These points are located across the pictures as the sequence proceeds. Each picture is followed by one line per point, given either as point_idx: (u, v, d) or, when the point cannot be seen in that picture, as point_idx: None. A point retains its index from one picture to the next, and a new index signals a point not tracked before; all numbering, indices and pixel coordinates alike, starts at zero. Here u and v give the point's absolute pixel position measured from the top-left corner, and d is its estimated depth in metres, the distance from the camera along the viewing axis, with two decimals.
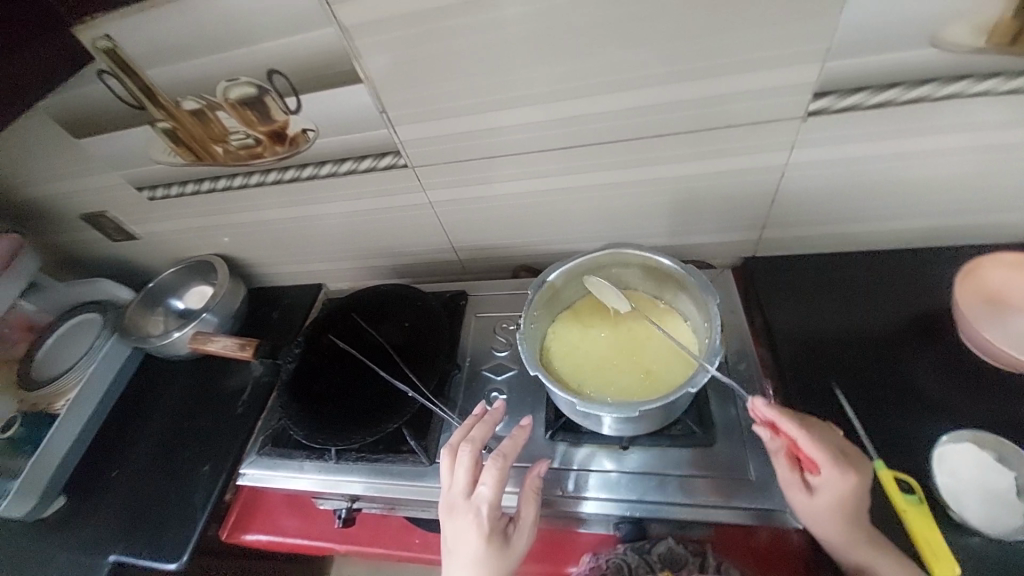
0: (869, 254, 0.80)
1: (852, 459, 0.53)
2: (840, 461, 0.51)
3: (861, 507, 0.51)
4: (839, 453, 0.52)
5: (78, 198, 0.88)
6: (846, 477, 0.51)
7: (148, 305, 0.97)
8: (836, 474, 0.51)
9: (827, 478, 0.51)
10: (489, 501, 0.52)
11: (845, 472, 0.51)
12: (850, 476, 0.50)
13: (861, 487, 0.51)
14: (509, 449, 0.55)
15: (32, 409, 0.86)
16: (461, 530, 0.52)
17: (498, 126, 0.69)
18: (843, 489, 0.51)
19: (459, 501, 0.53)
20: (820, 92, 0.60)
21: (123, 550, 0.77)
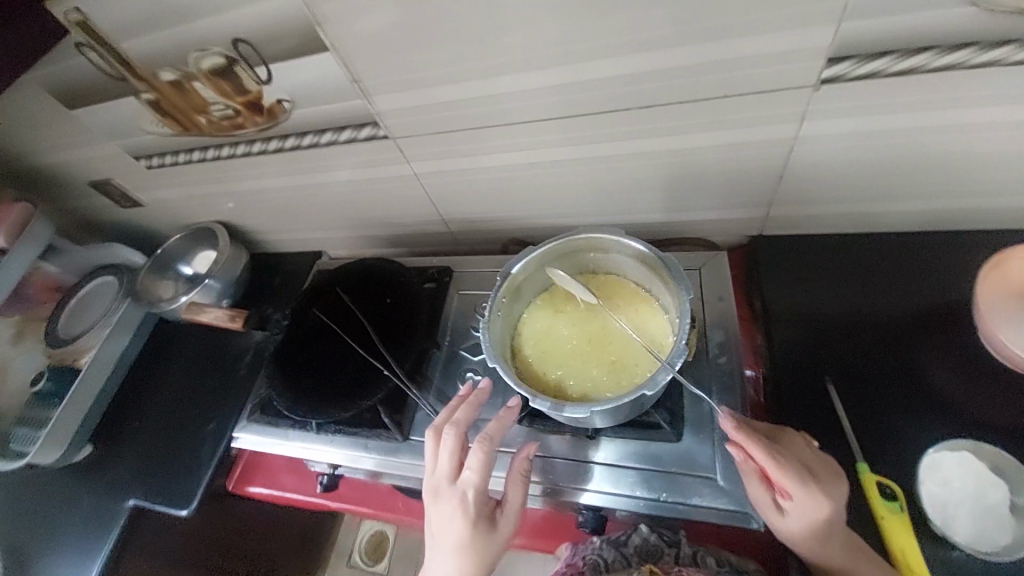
0: (890, 236, 0.72)
1: (823, 477, 0.51)
2: (808, 483, 0.50)
3: (838, 529, 0.50)
4: (809, 474, 0.51)
5: (84, 167, 0.90)
6: (818, 501, 0.49)
7: (159, 271, 1.02)
8: (807, 497, 0.49)
9: (798, 501, 0.50)
10: (474, 485, 0.52)
11: (814, 496, 0.49)
12: (820, 498, 0.49)
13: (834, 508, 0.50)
14: (495, 432, 0.54)
15: (60, 363, 0.95)
16: (445, 514, 0.51)
17: (476, 95, 0.64)
18: (816, 513, 0.49)
19: (443, 485, 0.53)
20: (836, 57, 0.52)
21: (141, 496, 0.85)
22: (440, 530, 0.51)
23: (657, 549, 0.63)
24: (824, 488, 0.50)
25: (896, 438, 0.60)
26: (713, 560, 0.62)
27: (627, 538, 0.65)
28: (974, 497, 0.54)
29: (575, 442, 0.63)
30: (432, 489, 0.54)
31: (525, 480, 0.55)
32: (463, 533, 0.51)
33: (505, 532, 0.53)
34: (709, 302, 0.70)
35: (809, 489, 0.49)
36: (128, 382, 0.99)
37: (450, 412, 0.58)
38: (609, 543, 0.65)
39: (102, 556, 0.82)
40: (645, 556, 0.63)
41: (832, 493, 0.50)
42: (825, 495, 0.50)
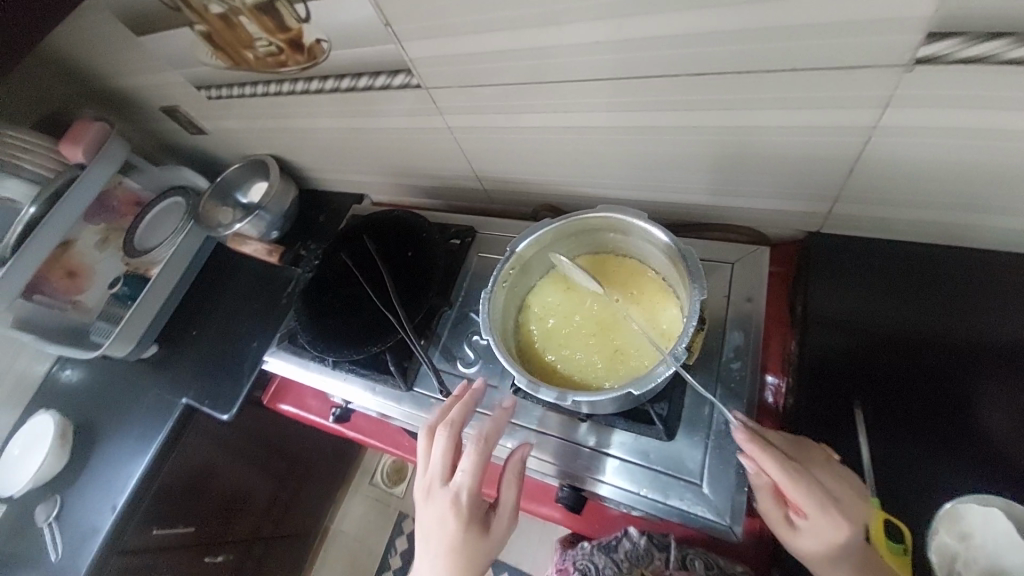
0: (978, 252, 0.62)
1: (846, 501, 0.48)
2: (828, 506, 0.47)
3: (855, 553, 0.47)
4: (827, 493, 0.48)
5: (154, 91, 0.96)
6: (834, 521, 0.46)
7: (219, 198, 1.08)
8: (825, 520, 0.46)
9: (815, 523, 0.47)
10: (467, 486, 0.53)
11: (834, 520, 0.46)
12: (840, 524, 0.46)
13: (853, 534, 0.47)
14: (489, 433, 0.54)
15: (135, 272, 1.07)
16: (437, 515, 0.53)
17: (509, 49, 0.60)
18: (833, 536, 0.46)
19: (437, 486, 0.54)
20: (938, 33, 0.42)
21: (192, 396, 0.98)
22: (433, 532, 0.52)
23: (647, 554, 0.64)
24: (847, 513, 0.47)
25: (913, 475, 0.55)
26: (700, 562, 0.62)
27: (618, 544, 0.67)
28: (991, 555, 0.50)
29: (565, 422, 0.62)
30: (425, 489, 0.55)
31: (518, 482, 0.56)
32: (455, 535, 0.51)
33: (497, 534, 0.53)
34: (736, 301, 0.64)
35: (828, 512, 0.46)
36: (190, 295, 1.11)
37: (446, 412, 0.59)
38: (600, 549, 0.67)
39: (159, 440, 0.96)
40: (635, 562, 0.65)
41: (853, 518, 0.47)
42: (846, 519, 0.46)
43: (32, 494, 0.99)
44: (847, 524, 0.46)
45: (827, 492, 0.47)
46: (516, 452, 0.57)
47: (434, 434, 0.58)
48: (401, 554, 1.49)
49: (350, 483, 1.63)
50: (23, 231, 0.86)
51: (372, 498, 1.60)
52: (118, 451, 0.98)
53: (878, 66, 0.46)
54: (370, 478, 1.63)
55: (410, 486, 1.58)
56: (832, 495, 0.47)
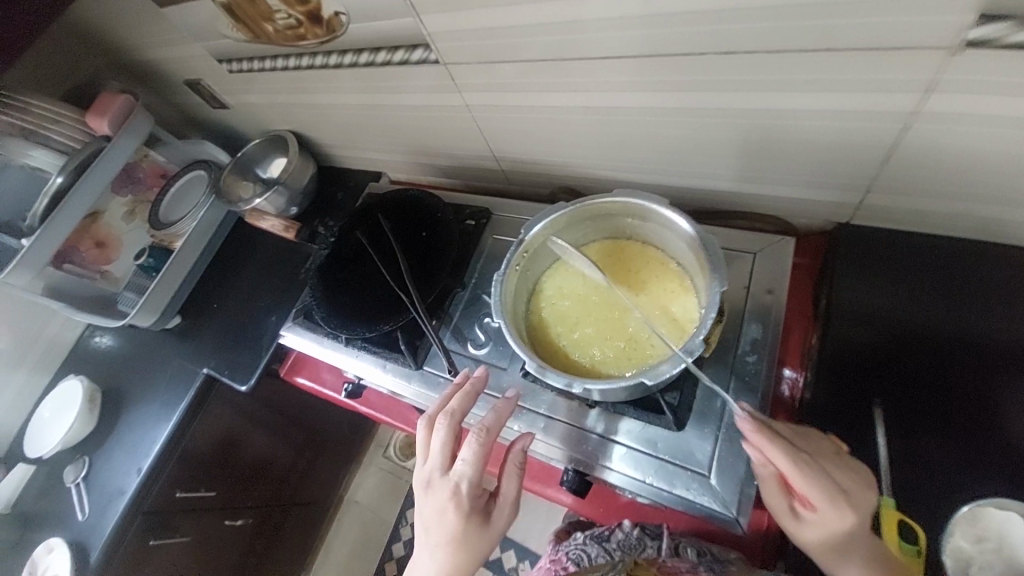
0: (1019, 248, 0.58)
1: (854, 490, 0.46)
2: (836, 497, 0.45)
3: (860, 544, 0.46)
4: (838, 485, 0.46)
5: (177, 64, 0.97)
6: (843, 515, 0.45)
7: (239, 173, 1.09)
8: (833, 512, 0.45)
9: (823, 515, 0.46)
10: (468, 478, 0.54)
11: (841, 510, 0.45)
12: (847, 513, 0.45)
13: (863, 525, 0.45)
14: (491, 424, 0.55)
15: (160, 244, 1.11)
16: (438, 506, 0.54)
17: (531, 23, 0.58)
18: (840, 528, 0.45)
19: (437, 477, 0.55)
20: (992, 13, 0.39)
21: (213, 366, 1.01)
22: (434, 522, 0.54)
23: (639, 544, 0.66)
24: (856, 504, 0.45)
25: (928, 472, 0.54)
26: (692, 550, 0.63)
27: (611, 534, 0.69)
28: (1005, 559, 0.49)
29: (571, 406, 0.62)
30: (425, 481, 0.56)
31: (518, 474, 0.57)
32: (456, 526, 0.53)
33: (497, 525, 0.55)
34: (754, 293, 0.62)
35: (836, 503, 0.45)
36: (212, 268, 1.14)
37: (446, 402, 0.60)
38: (594, 540, 0.70)
39: (182, 407, 1.00)
40: (628, 551, 0.66)
41: (863, 510, 0.46)
42: (855, 511, 0.45)
43: (66, 453, 1.05)
44: (856, 516, 0.45)
45: (835, 483, 0.46)
46: (517, 443, 0.58)
47: (434, 424, 0.59)
48: (411, 525, 1.53)
49: (363, 456, 1.68)
50: (48, 206, 0.89)
51: (384, 471, 1.64)
52: (143, 416, 1.02)
53: (924, 46, 0.43)
54: (383, 451, 1.67)
55: None
56: (839, 484, 0.46)
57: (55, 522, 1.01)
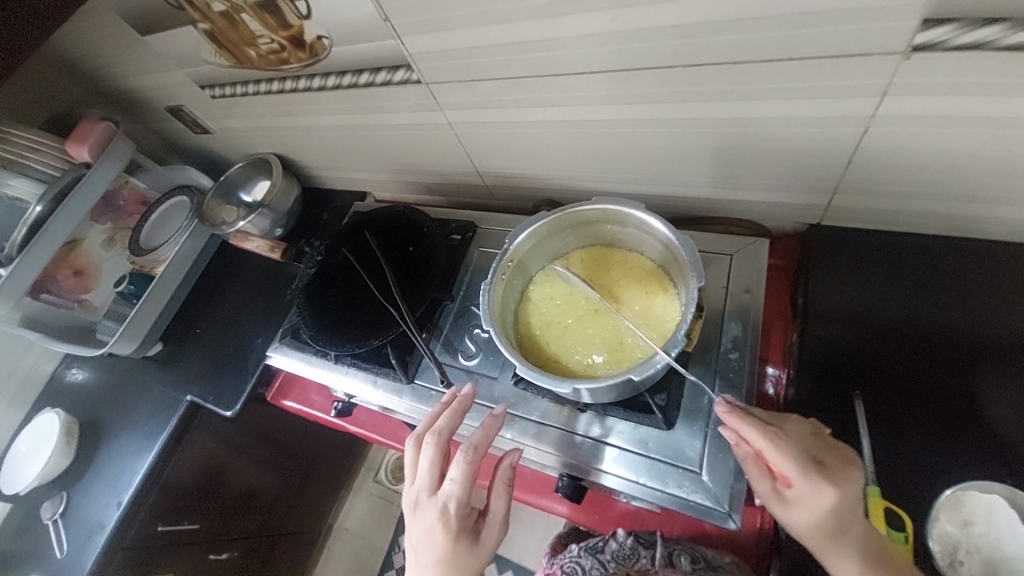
0: (976, 242, 0.62)
1: (835, 466, 0.45)
2: (811, 469, 0.45)
3: (846, 523, 0.44)
4: (815, 460, 0.45)
5: (160, 91, 0.98)
6: (819, 489, 0.44)
7: (223, 196, 1.09)
8: (810, 486, 0.44)
9: (800, 490, 0.45)
10: (455, 497, 0.54)
11: (819, 486, 0.44)
12: (829, 493, 0.44)
13: (854, 508, 0.44)
14: (479, 442, 0.56)
15: (142, 271, 1.09)
16: (426, 527, 0.54)
17: (509, 42, 0.60)
18: (820, 503, 0.44)
19: (425, 497, 0.56)
20: (934, 20, 0.42)
21: (197, 394, 0.98)
22: (423, 544, 0.54)
23: (633, 553, 0.66)
24: (842, 481, 0.44)
25: (911, 460, 0.55)
26: (686, 558, 0.63)
27: (605, 546, 0.69)
28: (992, 545, 0.50)
29: (564, 412, 0.62)
30: (414, 501, 0.56)
31: (507, 492, 0.57)
32: (445, 547, 0.53)
33: (488, 544, 0.55)
34: (737, 293, 0.65)
35: (811, 477, 0.44)
36: (194, 293, 1.12)
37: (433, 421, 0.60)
38: (588, 552, 0.70)
39: (164, 436, 0.97)
40: (622, 562, 0.66)
41: (851, 491, 0.45)
42: (832, 484, 0.44)
43: (42, 491, 1.01)
44: (839, 496, 0.44)
45: (816, 457, 0.46)
46: (506, 460, 0.58)
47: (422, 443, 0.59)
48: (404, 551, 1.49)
49: (354, 481, 1.64)
50: (26, 235, 0.87)
51: (376, 495, 1.60)
52: (124, 447, 0.99)
53: (878, 53, 0.46)
54: (374, 475, 1.63)
55: None
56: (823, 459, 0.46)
57: (29, 563, 0.96)
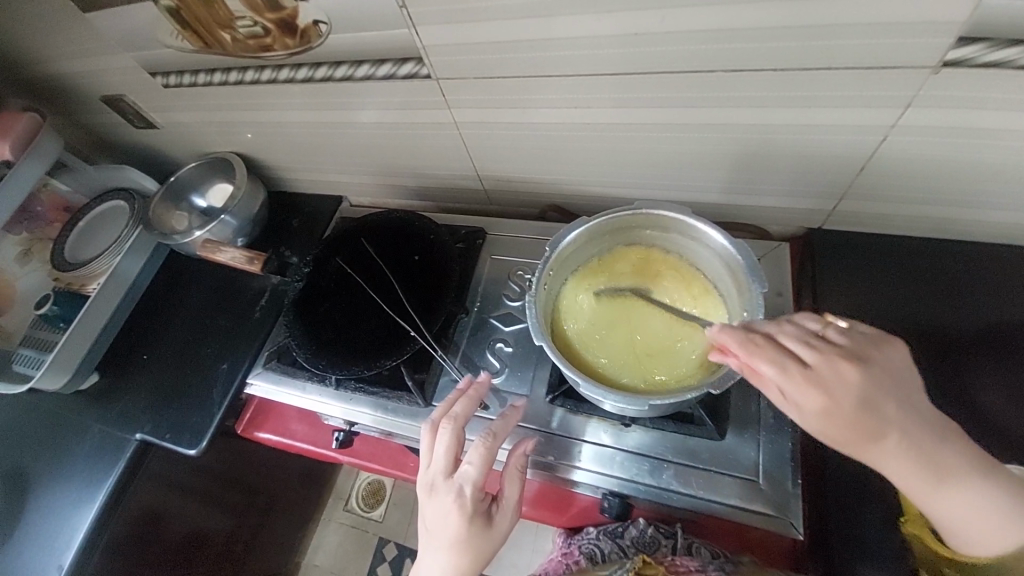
0: (955, 243, 0.68)
1: (816, 360, 0.43)
2: (792, 367, 0.43)
3: (845, 414, 0.41)
4: (795, 357, 0.43)
5: (98, 79, 0.84)
6: (805, 383, 0.42)
7: (171, 200, 0.96)
8: (795, 382, 0.42)
9: (787, 390, 0.43)
10: (472, 480, 0.52)
11: (803, 380, 0.42)
12: (815, 386, 0.42)
13: (847, 403, 0.41)
14: (499, 429, 0.55)
15: (67, 289, 0.92)
16: (441, 510, 0.51)
17: (539, 39, 0.56)
18: (810, 398, 0.42)
19: (440, 480, 0.53)
20: (970, 37, 0.45)
21: (148, 431, 0.84)
22: (437, 527, 0.51)
23: (654, 541, 0.67)
24: (824, 378, 0.42)
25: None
26: (708, 551, 0.63)
27: (625, 531, 0.70)
28: None
29: (610, 428, 0.61)
30: (428, 485, 0.53)
31: (520, 476, 0.56)
32: (460, 530, 0.51)
33: (502, 528, 0.53)
34: None
35: (794, 374, 0.42)
36: (138, 312, 0.96)
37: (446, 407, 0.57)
38: (607, 535, 0.70)
39: (109, 482, 0.82)
40: (642, 547, 0.67)
41: (846, 389, 0.42)
42: (816, 378, 0.42)
43: None
44: (824, 391, 0.41)
45: (792, 358, 0.43)
46: (520, 446, 0.57)
47: (436, 429, 0.55)
48: None
49: (321, 511, 1.50)
50: None
51: (347, 526, 1.47)
52: (50, 500, 0.82)
53: (912, 66, 0.48)
54: (344, 504, 1.50)
55: (389, 508, 1.48)
56: (801, 359, 0.43)
57: None
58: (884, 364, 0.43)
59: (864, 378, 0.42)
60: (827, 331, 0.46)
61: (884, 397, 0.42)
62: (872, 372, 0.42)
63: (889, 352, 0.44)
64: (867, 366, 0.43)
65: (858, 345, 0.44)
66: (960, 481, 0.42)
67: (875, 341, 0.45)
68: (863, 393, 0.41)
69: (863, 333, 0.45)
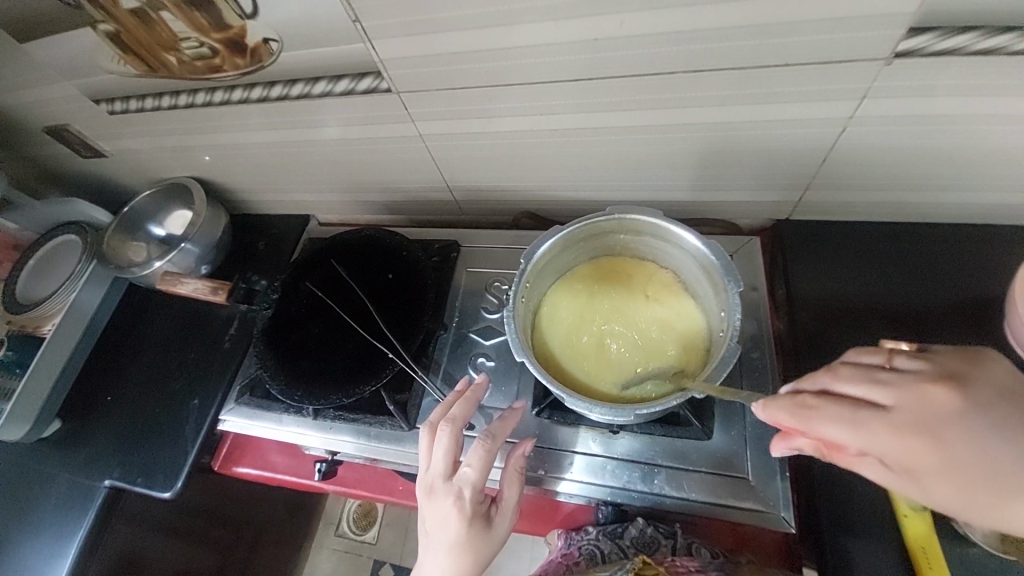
0: (914, 226, 0.70)
1: (900, 402, 0.37)
2: (871, 419, 0.37)
3: (962, 459, 0.35)
4: (873, 408, 0.38)
5: (36, 109, 0.79)
6: (897, 433, 0.36)
7: (128, 232, 0.92)
8: (882, 435, 0.37)
9: (882, 448, 0.37)
10: (472, 483, 0.50)
11: (894, 433, 0.36)
12: (907, 435, 0.36)
13: (958, 449, 0.35)
14: (498, 431, 0.53)
15: (20, 331, 0.86)
16: (440, 513, 0.50)
17: (497, 48, 0.55)
18: (908, 449, 0.36)
19: (439, 483, 0.51)
20: (917, 29, 0.46)
21: (118, 477, 0.79)
22: (437, 529, 0.50)
23: (653, 541, 0.63)
24: (917, 420, 0.36)
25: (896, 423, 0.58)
26: (707, 551, 0.61)
27: (624, 530, 0.64)
28: None
29: (598, 437, 0.61)
30: (427, 487, 0.51)
31: (519, 478, 0.54)
32: (459, 534, 0.49)
33: (501, 530, 0.51)
34: None
35: (877, 426, 0.37)
36: (99, 350, 0.92)
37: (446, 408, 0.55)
38: (606, 535, 0.64)
39: (79, 534, 0.77)
40: (642, 547, 0.62)
41: (941, 424, 0.36)
42: (904, 423, 0.36)
43: None
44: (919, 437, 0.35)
45: (866, 405, 0.38)
46: (519, 449, 0.55)
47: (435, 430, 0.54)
48: None
49: (312, 539, 1.46)
50: None
51: (340, 551, 1.43)
52: (15, 560, 0.77)
53: (866, 59, 0.49)
54: (335, 529, 1.46)
55: (383, 528, 1.45)
56: (878, 406, 0.38)
57: None
58: (987, 382, 0.37)
59: (970, 409, 0.36)
60: (897, 362, 0.40)
61: (998, 425, 0.35)
62: (966, 397, 0.36)
63: (989, 367, 0.37)
64: (959, 391, 0.36)
65: (941, 368, 0.38)
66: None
67: (960, 358, 0.39)
68: (974, 431, 0.35)
69: (949, 355, 0.39)
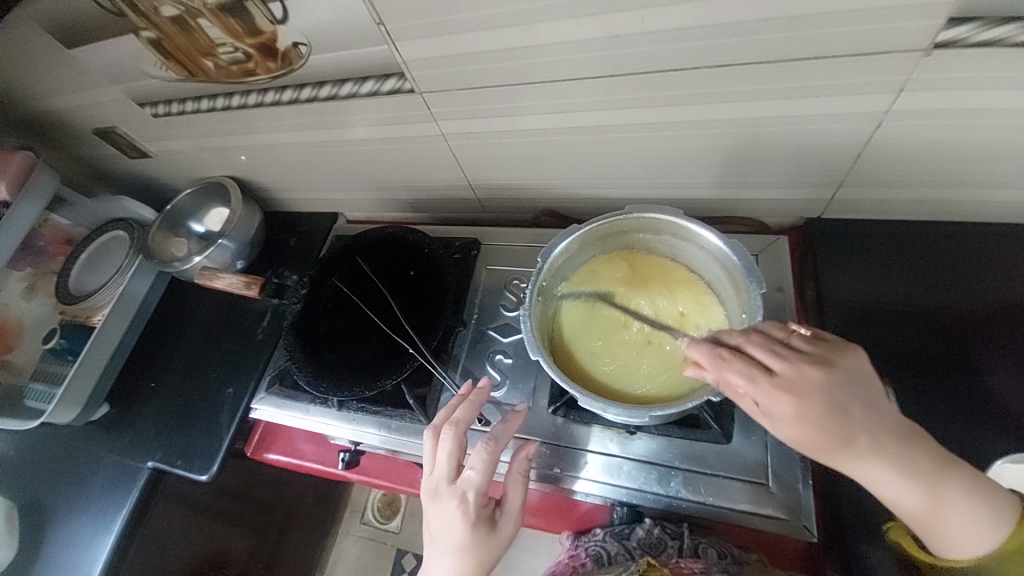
0: (958, 225, 0.66)
1: (787, 372, 0.42)
2: (761, 380, 0.42)
3: (819, 425, 0.41)
4: (763, 369, 0.43)
5: (89, 112, 0.85)
6: (779, 397, 0.42)
7: (170, 229, 0.97)
8: (765, 394, 0.42)
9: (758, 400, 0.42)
10: (475, 486, 0.51)
11: (777, 396, 0.42)
12: (790, 401, 0.41)
13: (825, 418, 0.41)
14: (500, 433, 0.54)
15: (72, 321, 0.94)
16: (444, 516, 0.51)
17: (518, 47, 0.56)
18: (781, 408, 0.42)
19: (443, 486, 0.52)
20: (959, 18, 0.43)
21: (160, 459, 0.84)
22: (442, 532, 0.51)
23: (660, 543, 0.62)
24: (801, 386, 0.41)
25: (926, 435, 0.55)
26: (714, 552, 0.60)
27: (631, 531, 0.64)
28: None
29: (616, 436, 0.60)
30: (430, 491, 0.53)
31: (523, 481, 0.55)
32: (464, 536, 0.50)
33: (505, 533, 0.52)
34: None
35: (764, 387, 0.42)
36: (144, 339, 0.98)
37: (449, 412, 0.57)
38: (612, 536, 0.64)
39: (124, 512, 0.83)
40: (648, 550, 0.62)
41: (817, 397, 0.41)
42: (787, 390, 0.42)
43: None
44: (798, 403, 0.41)
45: (764, 370, 0.43)
46: (522, 451, 0.57)
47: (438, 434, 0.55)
48: None
49: (338, 525, 1.51)
50: None
51: (365, 538, 1.48)
52: (68, 532, 0.83)
53: (902, 50, 0.47)
54: (361, 517, 1.51)
55: (406, 519, 1.48)
56: (773, 370, 0.43)
57: None
58: (855, 372, 0.43)
59: (835, 384, 0.42)
60: (793, 338, 0.45)
61: (854, 404, 0.42)
62: (839, 379, 0.42)
63: (856, 356, 0.44)
64: (836, 373, 0.42)
65: (827, 352, 0.44)
66: (945, 481, 0.42)
67: (839, 347, 0.44)
68: (837, 402, 0.41)
69: (827, 338, 0.45)
